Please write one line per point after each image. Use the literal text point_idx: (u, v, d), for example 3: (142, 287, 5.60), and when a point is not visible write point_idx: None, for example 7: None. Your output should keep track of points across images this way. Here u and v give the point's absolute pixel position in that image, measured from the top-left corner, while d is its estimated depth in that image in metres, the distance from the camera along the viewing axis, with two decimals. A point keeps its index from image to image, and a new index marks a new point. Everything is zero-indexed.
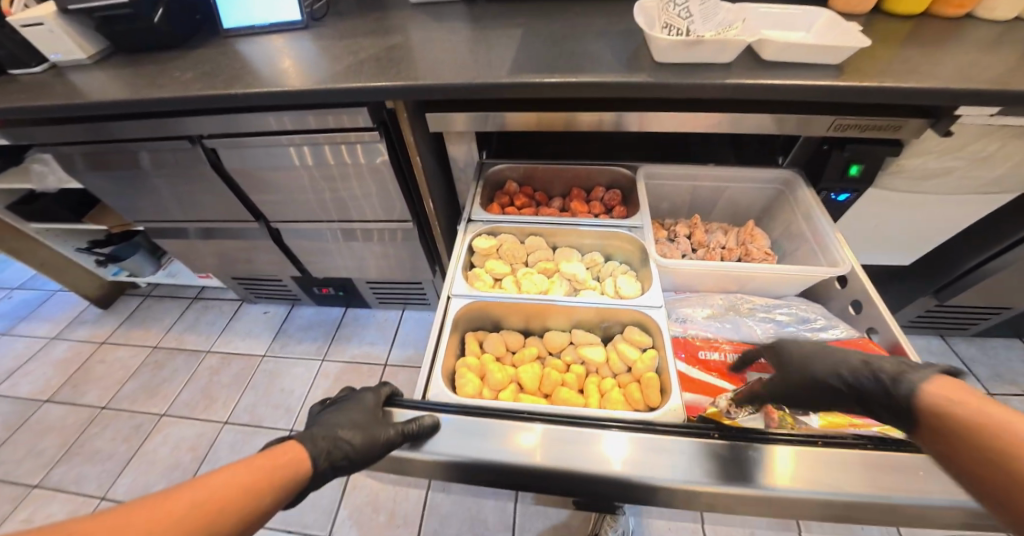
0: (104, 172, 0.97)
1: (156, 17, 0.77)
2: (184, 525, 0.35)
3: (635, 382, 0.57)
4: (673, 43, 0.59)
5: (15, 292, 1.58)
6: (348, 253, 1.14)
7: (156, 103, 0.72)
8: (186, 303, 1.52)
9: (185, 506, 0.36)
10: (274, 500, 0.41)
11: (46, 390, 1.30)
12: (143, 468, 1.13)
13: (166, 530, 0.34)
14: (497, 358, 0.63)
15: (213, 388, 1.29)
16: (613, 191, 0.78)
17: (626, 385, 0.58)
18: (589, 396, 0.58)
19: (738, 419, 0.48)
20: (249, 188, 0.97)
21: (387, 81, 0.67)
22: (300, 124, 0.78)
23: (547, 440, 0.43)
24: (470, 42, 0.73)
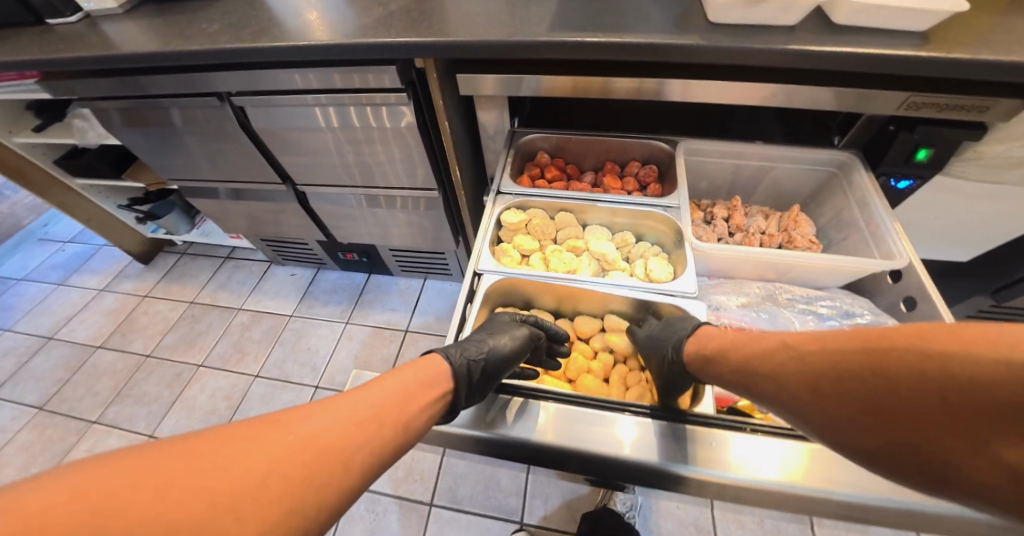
0: (140, 128, 0.98)
1: None
2: (352, 431, 0.37)
3: None
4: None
5: (65, 245, 1.66)
6: (373, 220, 1.14)
7: (186, 56, 0.71)
8: (219, 262, 1.57)
9: (353, 414, 0.38)
10: (429, 412, 0.42)
11: (97, 336, 1.39)
12: (184, 412, 1.21)
13: (338, 433, 0.36)
14: None
15: (245, 343, 1.35)
16: (650, 167, 0.74)
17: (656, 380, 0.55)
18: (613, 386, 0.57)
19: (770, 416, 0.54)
20: (277, 148, 0.96)
21: (416, 36, 0.63)
22: (328, 83, 0.76)
23: (556, 418, 0.43)
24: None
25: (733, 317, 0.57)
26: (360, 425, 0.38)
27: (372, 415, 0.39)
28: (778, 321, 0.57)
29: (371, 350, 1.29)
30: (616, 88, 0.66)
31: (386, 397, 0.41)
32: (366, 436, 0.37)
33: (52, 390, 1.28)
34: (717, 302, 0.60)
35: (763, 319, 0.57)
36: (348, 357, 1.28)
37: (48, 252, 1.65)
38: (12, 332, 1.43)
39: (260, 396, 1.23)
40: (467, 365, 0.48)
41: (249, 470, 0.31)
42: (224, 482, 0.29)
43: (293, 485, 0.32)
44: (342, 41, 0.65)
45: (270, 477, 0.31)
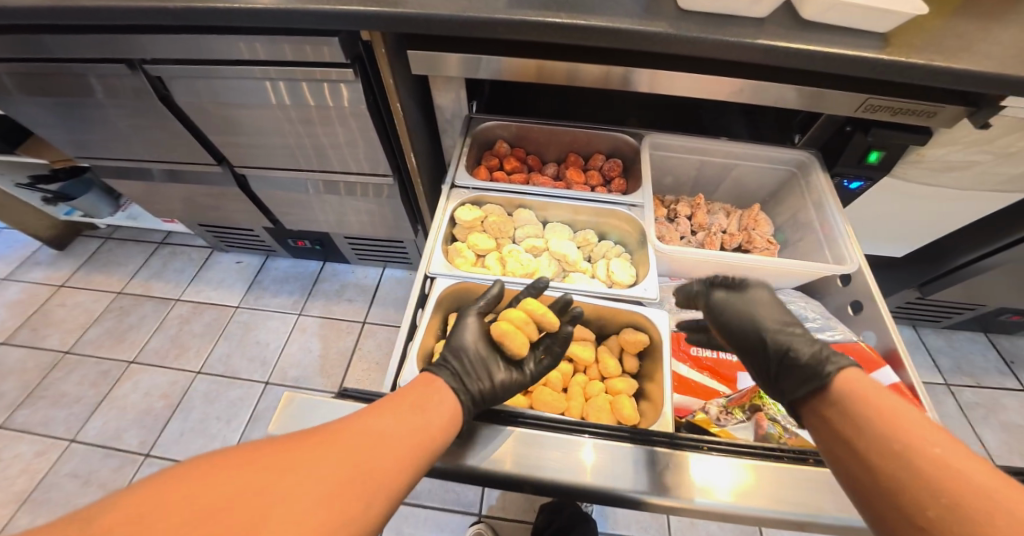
0: (37, 97, 0.84)
1: None
2: (394, 438, 0.33)
3: (626, 392, 0.53)
4: None
5: None
6: (323, 207, 1.06)
7: (81, 13, 0.60)
8: (152, 248, 1.42)
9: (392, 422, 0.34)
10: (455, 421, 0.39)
11: (4, 332, 1.24)
12: (113, 413, 1.11)
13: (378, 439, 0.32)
14: None
15: (184, 337, 1.25)
16: (614, 161, 0.71)
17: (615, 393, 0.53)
18: (572, 399, 0.54)
19: (727, 427, 0.53)
20: (207, 126, 0.86)
21: (360, 5, 0.56)
22: (275, 54, 0.67)
23: (508, 443, 0.41)
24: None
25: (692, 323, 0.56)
26: (396, 434, 0.33)
27: (406, 407, 0.36)
28: None
29: (326, 344, 1.23)
30: (579, 75, 0.62)
31: (417, 393, 0.39)
32: (414, 427, 0.35)
33: None
34: None
35: None
36: (300, 350, 1.22)
37: None
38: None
39: (201, 394, 1.15)
40: (463, 382, 0.42)
41: (306, 462, 0.28)
42: (282, 480, 0.26)
43: (356, 475, 0.29)
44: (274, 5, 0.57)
45: (326, 469, 0.28)
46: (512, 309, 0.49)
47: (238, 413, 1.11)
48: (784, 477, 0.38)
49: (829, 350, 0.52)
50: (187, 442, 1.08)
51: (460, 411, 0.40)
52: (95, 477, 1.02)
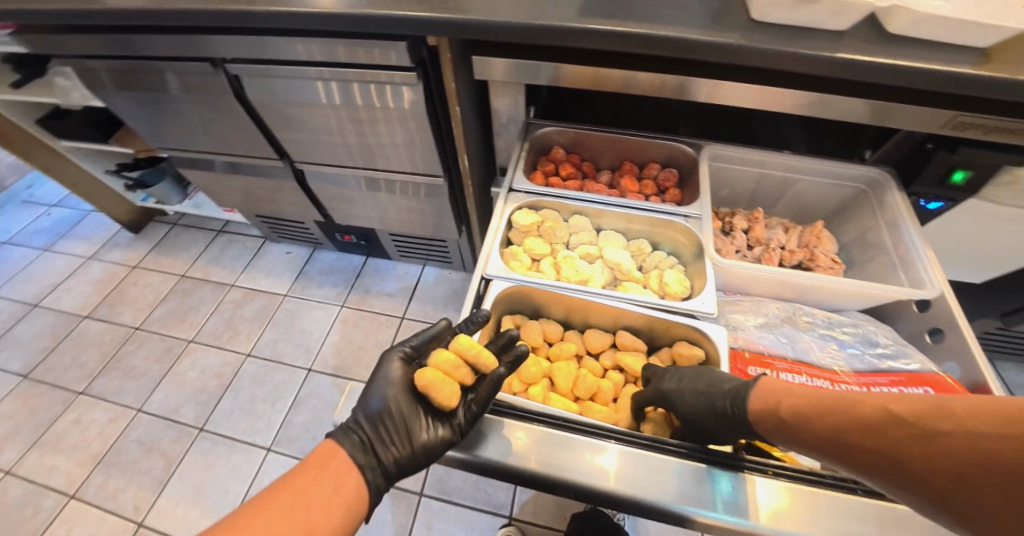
0: (128, 92, 0.92)
1: None
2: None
3: None
4: None
5: (53, 210, 1.62)
6: (372, 203, 1.10)
7: (175, 15, 0.65)
8: (213, 235, 1.52)
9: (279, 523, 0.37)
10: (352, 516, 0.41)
11: (85, 306, 1.36)
12: (173, 388, 1.20)
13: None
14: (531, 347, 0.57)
15: (237, 321, 1.32)
16: (670, 171, 0.70)
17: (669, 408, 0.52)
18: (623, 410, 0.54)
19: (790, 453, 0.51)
20: (274, 123, 0.91)
21: (429, 12, 0.58)
22: (330, 56, 0.70)
23: (535, 442, 0.41)
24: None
25: (750, 340, 0.55)
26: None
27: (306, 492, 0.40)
28: (797, 348, 0.55)
29: (366, 336, 1.27)
30: (638, 85, 0.61)
31: (320, 474, 0.42)
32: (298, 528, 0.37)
33: (41, 358, 1.27)
34: (733, 322, 0.57)
35: (782, 343, 0.55)
36: (342, 340, 1.26)
37: (35, 216, 1.61)
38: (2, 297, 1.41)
39: (251, 376, 1.21)
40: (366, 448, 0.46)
41: None
42: None
43: None
44: (349, 11, 0.60)
45: None
46: (441, 353, 0.48)
47: (283, 396, 1.16)
48: (829, 505, 0.36)
49: (905, 381, 0.49)
50: (236, 420, 1.14)
51: (354, 490, 0.43)
52: (157, 446, 1.11)
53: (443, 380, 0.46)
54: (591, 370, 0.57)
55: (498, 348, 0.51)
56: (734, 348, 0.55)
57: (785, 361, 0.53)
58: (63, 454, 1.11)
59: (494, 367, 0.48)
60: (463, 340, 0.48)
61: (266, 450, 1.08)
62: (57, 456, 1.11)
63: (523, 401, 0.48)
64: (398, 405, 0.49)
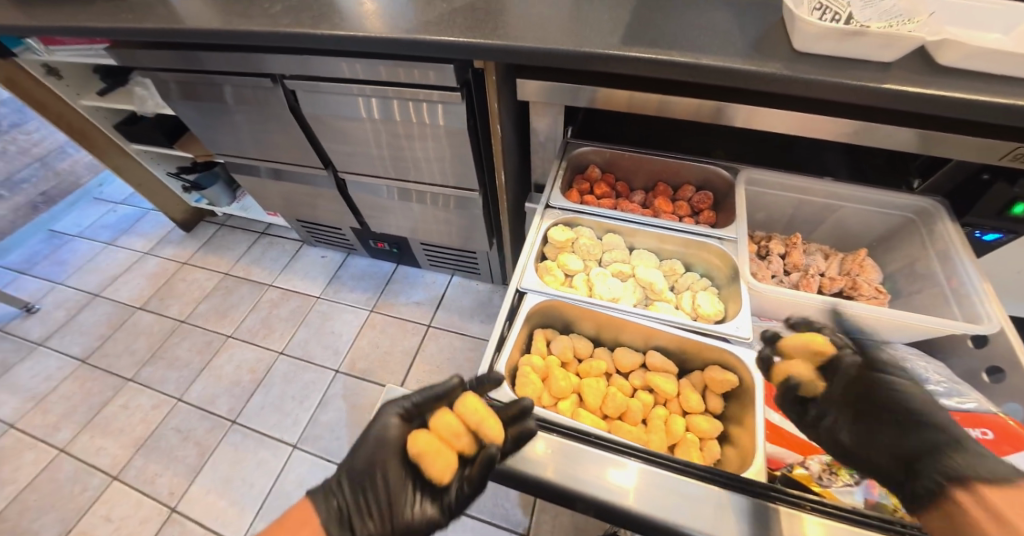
0: (194, 103, 1.00)
1: None
2: None
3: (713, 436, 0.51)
4: (824, 30, 0.49)
5: (119, 207, 1.76)
6: (406, 214, 1.14)
7: (242, 35, 0.71)
8: (256, 236, 1.60)
9: None
10: None
11: (139, 298, 1.47)
12: (211, 380, 1.26)
13: None
14: (562, 362, 0.58)
15: (273, 320, 1.38)
16: (704, 193, 0.70)
17: (700, 435, 0.52)
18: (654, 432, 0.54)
19: (831, 489, 0.47)
20: (322, 135, 0.96)
21: (475, 37, 0.61)
22: (373, 75, 0.75)
23: (556, 456, 0.41)
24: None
25: None
26: None
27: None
28: None
29: (392, 341, 1.30)
30: (674, 109, 0.62)
31: None
32: None
33: (98, 345, 1.38)
34: None
35: None
36: (369, 345, 1.30)
37: (102, 212, 1.76)
38: (73, 285, 1.54)
39: (282, 373, 1.26)
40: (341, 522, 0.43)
41: None
42: None
43: None
44: (399, 34, 0.64)
45: None
46: (445, 415, 0.44)
47: (310, 396, 1.20)
48: None
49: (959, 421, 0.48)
50: (266, 415, 1.18)
51: None
52: (193, 435, 1.17)
53: (438, 449, 0.42)
54: (621, 389, 0.56)
55: (506, 418, 0.45)
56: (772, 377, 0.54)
57: None
58: (111, 436, 1.19)
59: (495, 439, 0.42)
60: (468, 402, 0.45)
61: (292, 447, 1.12)
62: (105, 438, 1.19)
63: (547, 412, 0.48)
64: (385, 474, 0.45)
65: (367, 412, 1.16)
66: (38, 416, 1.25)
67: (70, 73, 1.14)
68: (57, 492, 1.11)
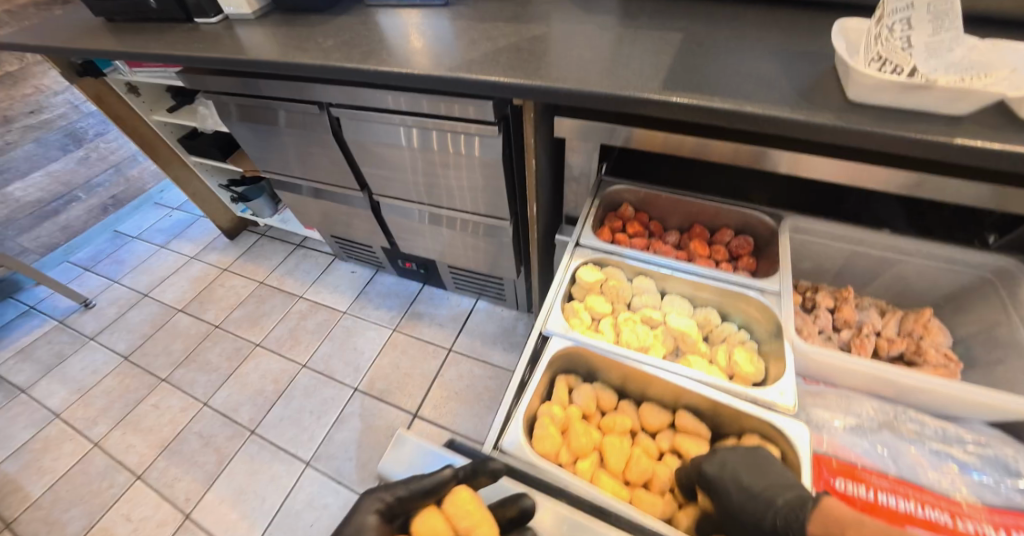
0: (247, 124, 1.06)
1: None
2: None
3: None
4: (885, 82, 0.45)
5: (175, 212, 1.89)
6: (436, 238, 1.15)
7: (296, 67, 0.75)
8: (291, 248, 1.66)
9: None
10: None
11: (181, 301, 1.54)
12: (236, 387, 1.30)
13: None
14: (583, 414, 0.55)
15: (300, 331, 1.41)
16: (744, 239, 0.67)
17: None
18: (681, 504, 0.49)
19: None
20: (361, 159, 1.00)
21: (516, 76, 0.61)
22: (414, 107, 0.77)
23: (558, 522, 0.39)
24: (613, 42, 0.64)
25: (839, 443, 0.50)
26: None
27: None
28: (902, 463, 0.48)
29: (412, 363, 1.29)
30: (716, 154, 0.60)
31: None
32: None
33: (140, 343, 1.45)
34: (818, 419, 0.52)
35: (881, 455, 0.48)
36: (389, 365, 1.30)
37: (160, 216, 1.88)
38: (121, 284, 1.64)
39: (303, 386, 1.27)
40: None
41: None
42: None
43: None
44: (442, 70, 0.65)
45: None
46: (429, 515, 0.37)
47: (328, 413, 1.20)
48: None
49: None
50: (284, 428, 1.19)
51: None
52: (214, 441, 1.19)
53: None
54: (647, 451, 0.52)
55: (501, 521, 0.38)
56: (822, 453, 0.50)
57: (886, 478, 0.46)
58: (140, 435, 1.23)
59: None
60: (461, 499, 0.37)
61: (305, 464, 1.12)
62: (135, 435, 1.23)
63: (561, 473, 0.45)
64: None
65: (381, 435, 1.15)
66: (80, 408, 1.31)
67: (147, 91, 1.25)
68: (85, 486, 1.15)
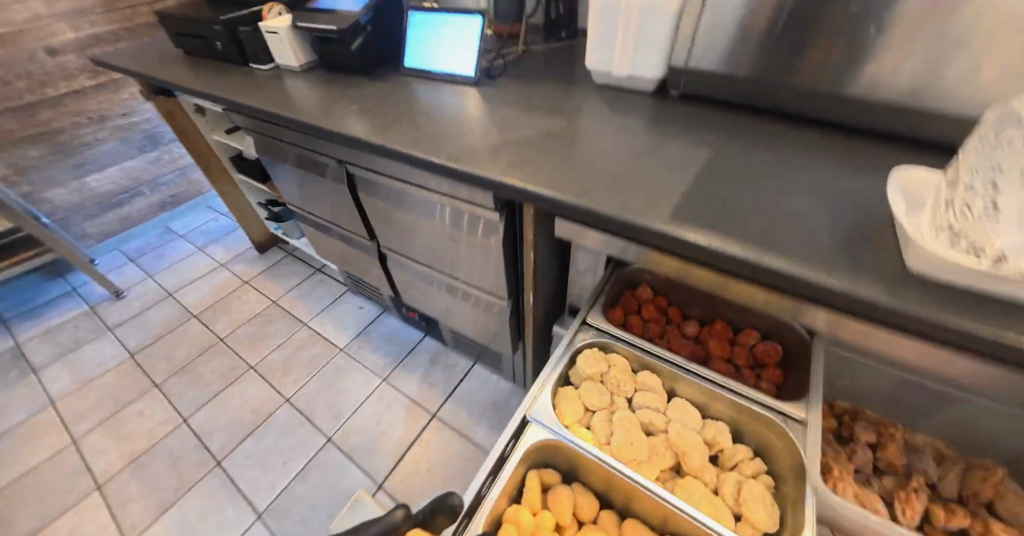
0: (282, 160, 1.10)
1: (354, 45, 0.85)
2: None
3: None
4: (948, 266, 0.37)
5: (222, 218, 1.99)
6: (439, 298, 1.10)
7: (321, 127, 0.77)
8: (308, 273, 1.67)
9: None
10: None
11: (199, 305, 1.57)
12: (218, 410, 1.26)
13: None
14: (558, 519, 0.52)
15: (295, 361, 1.37)
16: (771, 344, 0.58)
17: None
18: None
19: None
20: (376, 213, 0.99)
21: (522, 174, 0.57)
22: (426, 181, 0.76)
23: None
24: (637, 151, 0.60)
25: None
26: None
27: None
28: None
29: (395, 420, 1.21)
30: (745, 293, 0.52)
31: None
32: None
33: (149, 341, 1.46)
34: None
35: None
36: (371, 417, 1.22)
37: (207, 220, 1.99)
38: (151, 280, 1.70)
39: (281, 423, 1.22)
40: None
41: None
42: None
43: None
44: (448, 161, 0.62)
45: None
46: None
47: (296, 460, 1.13)
48: None
49: None
50: (250, 466, 1.13)
51: None
52: (179, 465, 1.14)
53: None
54: None
55: None
56: None
57: None
58: (114, 442, 1.20)
59: None
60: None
61: (257, 515, 1.04)
62: (112, 439, 1.21)
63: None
64: None
65: (343, 500, 1.06)
66: (75, 399, 1.31)
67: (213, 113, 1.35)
68: (46, 487, 1.12)
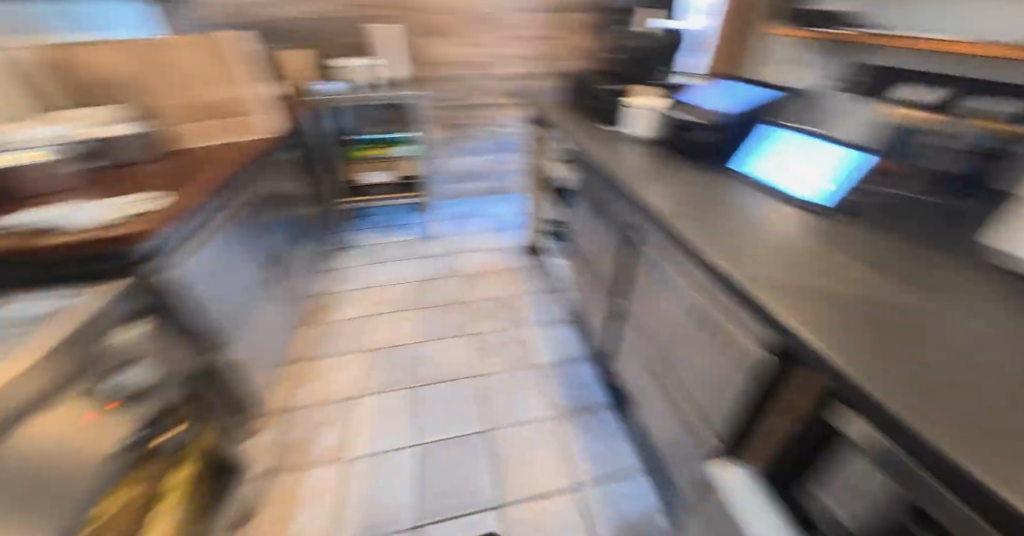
0: (585, 201, 1.31)
1: (718, 136, 1.00)
2: None
3: None
4: None
5: (518, 216, 2.49)
6: (642, 382, 1.06)
7: (640, 197, 0.91)
8: (540, 288, 1.94)
9: None
10: None
11: (471, 272, 2.04)
12: (439, 350, 1.60)
13: None
14: None
15: (501, 351, 1.60)
16: None
17: None
18: None
19: None
20: (632, 279, 1.04)
21: (823, 339, 0.52)
22: (698, 282, 0.77)
23: None
24: (938, 345, 0.52)
25: None
26: None
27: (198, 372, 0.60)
28: None
29: (538, 456, 1.24)
30: None
31: None
32: None
33: (433, 278, 2.00)
34: None
35: None
36: (523, 437, 1.29)
37: (508, 214, 2.53)
38: (457, 238, 2.32)
39: (465, 389, 1.44)
40: None
41: None
42: None
43: None
44: (720, 261, 0.68)
45: None
46: None
47: (457, 425, 1.31)
48: None
49: None
50: (431, 404, 1.39)
51: None
52: (400, 370, 1.52)
53: None
54: None
55: None
56: None
57: None
58: (383, 329, 1.71)
59: None
60: None
61: (413, 442, 1.26)
62: (384, 327, 1.72)
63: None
64: None
65: (465, 483, 1.15)
66: (383, 289, 1.94)
67: None
68: (344, 331, 1.70)
